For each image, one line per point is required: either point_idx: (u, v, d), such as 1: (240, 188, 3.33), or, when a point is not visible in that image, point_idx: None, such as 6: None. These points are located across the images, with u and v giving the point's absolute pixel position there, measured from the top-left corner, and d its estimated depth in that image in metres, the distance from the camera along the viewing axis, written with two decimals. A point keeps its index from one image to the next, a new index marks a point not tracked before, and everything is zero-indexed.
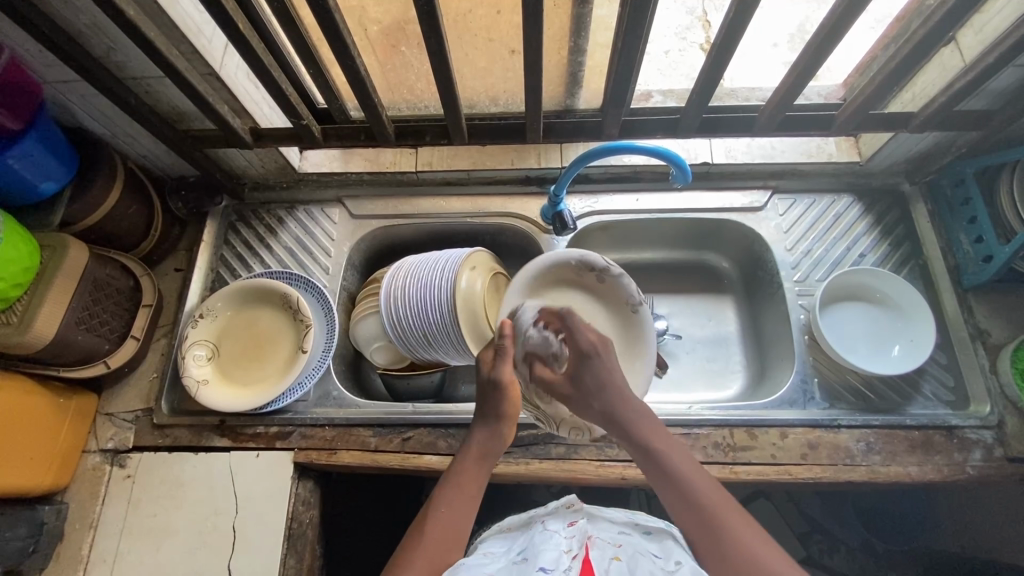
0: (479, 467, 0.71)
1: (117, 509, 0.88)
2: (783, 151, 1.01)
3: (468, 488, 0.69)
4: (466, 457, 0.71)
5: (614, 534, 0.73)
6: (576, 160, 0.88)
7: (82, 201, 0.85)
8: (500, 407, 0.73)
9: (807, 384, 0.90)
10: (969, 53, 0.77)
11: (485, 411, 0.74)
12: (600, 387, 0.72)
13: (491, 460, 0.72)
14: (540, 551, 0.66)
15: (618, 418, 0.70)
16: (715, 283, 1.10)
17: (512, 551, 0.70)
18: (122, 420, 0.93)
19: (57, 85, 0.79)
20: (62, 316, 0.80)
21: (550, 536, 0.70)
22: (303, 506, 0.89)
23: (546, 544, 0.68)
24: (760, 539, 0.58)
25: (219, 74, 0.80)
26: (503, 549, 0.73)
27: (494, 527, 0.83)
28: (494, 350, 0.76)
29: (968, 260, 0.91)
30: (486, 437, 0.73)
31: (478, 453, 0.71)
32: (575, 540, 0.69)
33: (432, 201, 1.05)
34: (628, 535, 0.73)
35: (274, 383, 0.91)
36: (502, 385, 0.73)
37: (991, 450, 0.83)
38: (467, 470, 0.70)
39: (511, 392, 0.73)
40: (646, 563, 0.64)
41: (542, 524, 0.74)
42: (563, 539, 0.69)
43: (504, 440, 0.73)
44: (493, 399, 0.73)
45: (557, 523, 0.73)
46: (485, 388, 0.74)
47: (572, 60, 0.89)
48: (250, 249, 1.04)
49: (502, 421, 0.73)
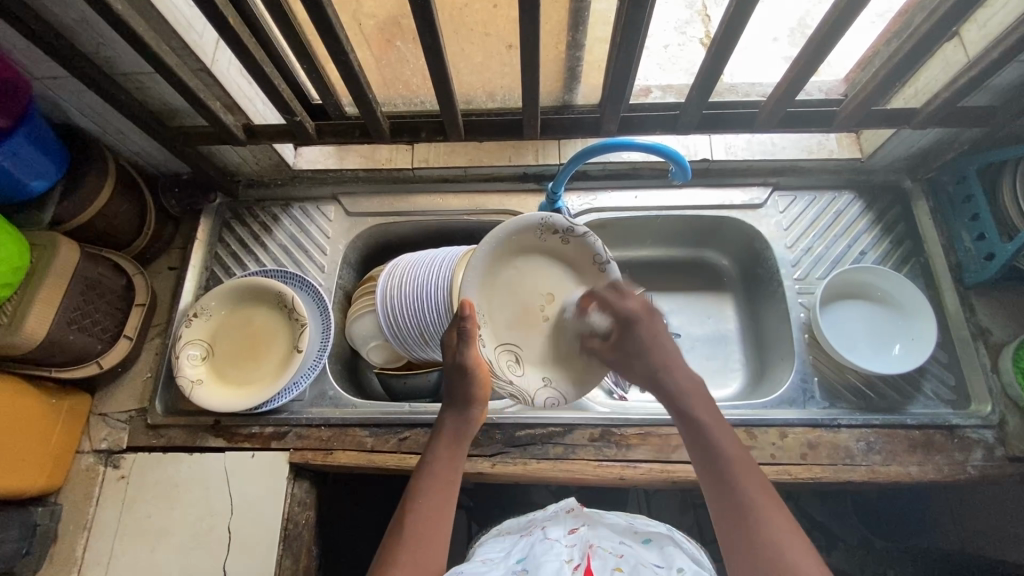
0: (452, 453, 0.72)
1: (111, 511, 0.88)
2: (783, 147, 1.00)
3: (444, 473, 0.70)
4: (438, 444, 0.72)
5: (614, 542, 0.75)
6: (574, 158, 0.87)
7: (74, 199, 0.84)
8: (468, 390, 0.74)
9: (807, 383, 0.89)
10: (973, 49, 0.76)
11: (454, 396, 0.75)
12: (642, 350, 0.76)
13: (463, 444, 0.73)
14: (542, 562, 0.70)
15: (665, 388, 0.73)
16: (715, 280, 1.09)
17: (512, 558, 0.74)
18: (116, 420, 0.92)
19: (47, 82, 0.78)
20: (54, 317, 0.79)
21: (550, 546, 0.73)
22: (299, 506, 0.88)
23: (546, 554, 0.72)
24: (797, 538, 0.57)
25: (210, 70, 0.78)
26: (503, 554, 0.76)
27: (494, 530, 0.86)
28: (457, 330, 0.74)
29: (970, 257, 0.90)
30: (457, 420, 0.74)
31: (450, 438, 0.73)
32: (575, 550, 0.73)
33: (429, 198, 1.04)
34: (629, 543, 0.75)
35: (269, 383, 0.90)
36: (469, 367, 0.73)
37: (992, 450, 0.83)
38: (441, 456, 0.71)
39: (477, 372, 0.74)
40: (644, 574, 0.68)
41: (543, 532, 0.77)
42: (563, 549, 0.73)
43: (473, 423, 0.75)
44: (460, 382, 0.74)
45: (557, 533, 0.76)
46: (451, 373, 0.75)
47: (571, 55, 0.88)
48: (245, 247, 1.03)
49: (472, 403, 0.75)
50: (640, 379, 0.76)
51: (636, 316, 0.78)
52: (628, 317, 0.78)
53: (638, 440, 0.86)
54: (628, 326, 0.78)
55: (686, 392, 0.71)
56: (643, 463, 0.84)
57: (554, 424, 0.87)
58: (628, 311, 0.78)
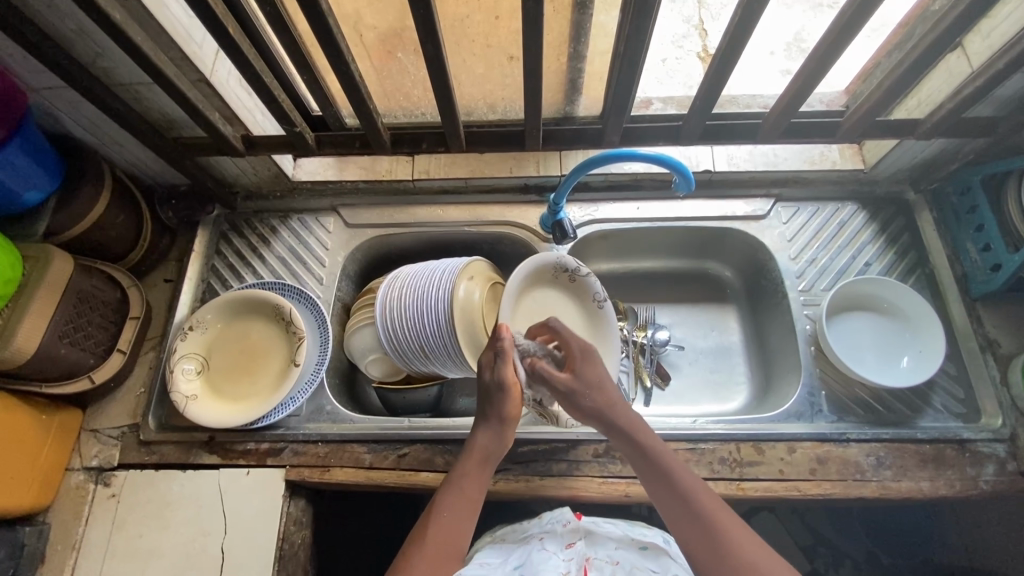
0: (481, 474, 0.70)
1: (100, 530, 0.85)
2: (786, 158, 0.99)
3: (469, 486, 0.69)
4: (470, 460, 0.71)
5: (610, 551, 0.73)
6: (575, 169, 0.86)
7: (68, 211, 0.83)
8: (502, 407, 0.72)
9: (814, 397, 0.88)
10: (977, 59, 0.76)
11: (487, 413, 0.73)
12: (593, 390, 0.73)
13: (492, 465, 0.71)
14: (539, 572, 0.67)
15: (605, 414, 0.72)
16: (719, 292, 1.08)
17: (509, 565, 0.71)
18: (108, 437, 0.90)
19: (45, 92, 0.77)
20: (45, 330, 0.77)
21: (547, 557, 0.70)
22: (295, 526, 0.85)
23: (542, 565, 0.69)
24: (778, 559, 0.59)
25: (209, 80, 0.78)
26: (500, 560, 0.73)
27: (490, 537, 0.82)
28: (492, 352, 0.75)
29: (976, 269, 0.89)
30: (490, 440, 0.72)
31: (479, 456, 0.71)
32: (573, 564, 0.70)
33: (429, 210, 1.03)
34: (625, 551, 0.73)
35: (265, 397, 0.88)
36: (505, 385, 0.72)
37: (1004, 465, 0.81)
38: (469, 473, 0.70)
39: (514, 391, 0.72)
40: None
41: (540, 542, 0.73)
42: (560, 562, 0.69)
43: (506, 442, 0.73)
44: (496, 400, 0.72)
45: (554, 544, 0.72)
46: (486, 390, 0.73)
47: (571, 67, 0.87)
48: (242, 259, 1.01)
49: (505, 422, 0.73)
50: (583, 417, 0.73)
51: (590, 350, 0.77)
52: (584, 350, 0.77)
53: None
54: (582, 363, 0.76)
55: (628, 418, 0.72)
56: None
57: (557, 439, 0.85)
58: (578, 345, 0.77)
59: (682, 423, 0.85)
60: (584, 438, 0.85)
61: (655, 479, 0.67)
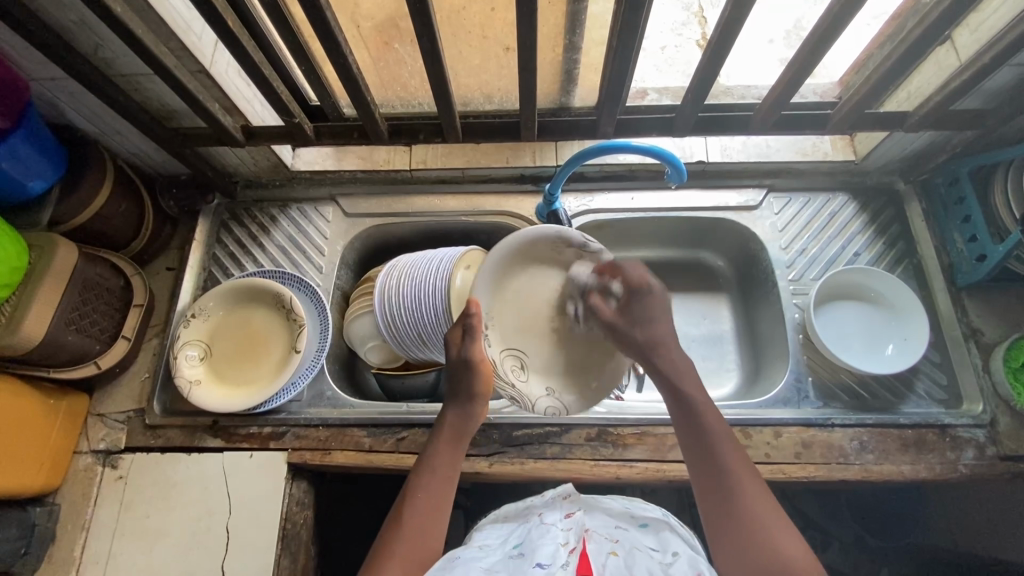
0: (454, 452, 0.72)
1: (109, 511, 0.88)
2: (778, 149, 1.01)
3: (442, 467, 0.71)
4: (441, 443, 0.72)
5: (608, 526, 0.74)
6: (570, 160, 0.87)
7: (70, 201, 0.84)
8: (470, 385, 0.73)
9: (802, 383, 0.90)
10: (965, 52, 0.77)
11: (458, 391, 0.74)
12: (643, 321, 0.74)
13: (465, 440, 0.74)
14: (539, 546, 0.67)
15: (654, 362, 0.72)
16: (711, 281, 1.10)
17: (509, 543, 0.71)
18: (114, 421, 0.93)
19: (46, 83, 0.78)
20: (52, 317, 0.79)
21: (546, 531, 0.70)
22: (297, 506, 0.88)
23: (543, 538, 0.68)
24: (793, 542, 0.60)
25: (209, 72, 0.79)
26: (501, 540, 0.73)
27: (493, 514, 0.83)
28: (462, 328, 0.76)
29: (962, 259, 0.91)
30: (460, 416, 0.74)
31: (450, 435, 0.73)
32: (572, 534, 0.69)
33: (427, 199, 1.05)
34: (623, 528, 0.75)
35: (267, 382, 0.90)
36: (474, 363, 0.73)
37: (983, 449, 0.84)
38: (441, 451, 0.72)
39: (481, 368, 0.73)
40: (639, 559, 0.68)
41: (539, 518, 0.74)
42: (560, 534, 0.69)
43: (476, 418, 0.75)
44: (463, 377, 0.73)
45: (554, 517, 0.73)
46: (456, 368, 0.74)
47: (567, 58, 0.88)
48: (242, 248, 1.03)
49: (475, 400, 0.74)
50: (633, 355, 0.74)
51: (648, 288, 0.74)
52: (641, 287, 0.74)
53: (635, 440, 0.86)
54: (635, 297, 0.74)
55: (675, 362, 0.72)
56: (639, 462, 0.85)
57: (551, 424, 0.88)
58: (641, 278, 0.75)
59: None
60: (576, 423, 0.88)
61: (688, 426, 0.68)
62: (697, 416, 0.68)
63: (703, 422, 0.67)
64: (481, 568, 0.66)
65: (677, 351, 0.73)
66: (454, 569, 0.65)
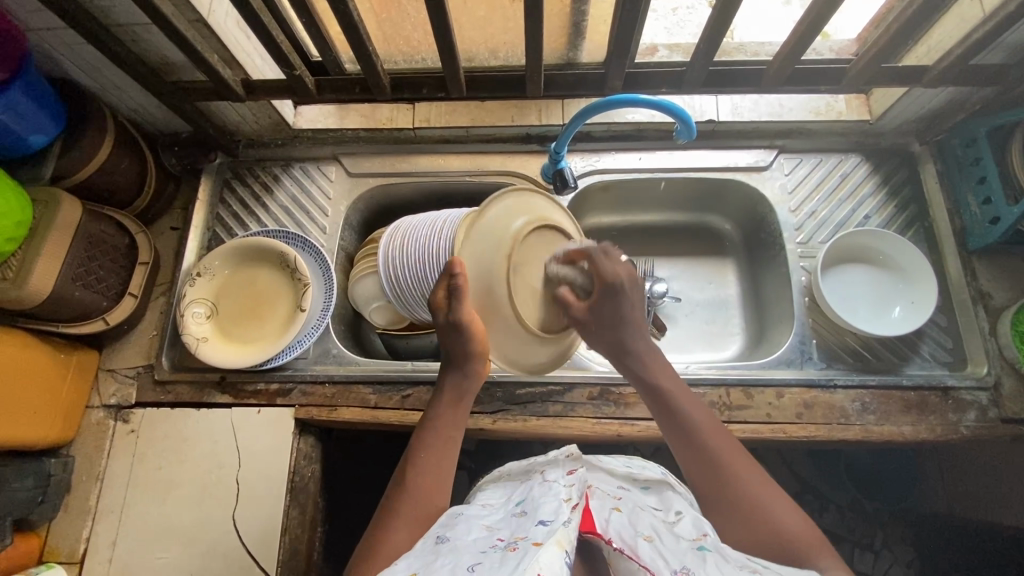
0: (455, 413, 0.72)
1: (123, 462, 0.90)
2: (792, 108, 0.97)
3: (443, 429, 0.70)
4: (444, 410, 0.71)
5: (613, 487, 0.72)
6: (577, 116, 0.85)
7: (71, 158, 0.83)
8: (465, 347, 0.70)
9: (806, 344, 0.90)
10: (990, 2, 0.74)
11: (454, 354, 0.72)
12: (623, 321, 0.71)
13: (464, 405, 0.73)
14: (540, 504, 0.62)
15: (631, 366, 0.72)
16: (716, 245, 1.09)
17: (511, 501, 0.68)
18: (124, 376, 0.94)
19: (42, 34, 0.77)
20: (58, 272, 0.79)
21: (549, 487, 0.65)
22: (305, 460, 0.90)
23: (545, 497, 0.63)
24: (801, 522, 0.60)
25: (207, 21, 0.76)
26: (504, 499, 0.70)
27: (494, 474, 0.82)
28: (445, 289, 0.69)
29: (975, 222, 0.89)
30: (459, 379, 0.73)
31: (452, 396, 0.72)
32: (575, 490, 0.64)
33: (430, 159, 1.03)
34: (625, 488, 0.72)
35: (274, 340, 0.91)
36: (464, 324, 0.69)
37: (985, 411, 0.84)
38: (443, 412, 0.72)
39: (471, 329, 0.69)
40: (643, 516, 0.64)
41: (542, 476, 0.70)
42: (562, 489, 0.64)
43: (476, 380, 0.73)
44: (457, 340, 0.70)
45: (556, 475, 0.68)
46: (449, 330, 0.70)
47: (576, 9, 0.85)
48: (246, 207, 1.02)
49: (472, 359, 0.72)
50: (605, 350, 0.73)
51: (620, 285, 0.70)
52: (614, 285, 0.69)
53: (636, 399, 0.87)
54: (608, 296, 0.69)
55: (648, 360, 0.72)
56: (640, 420, 0.86)
57: (554, 383, 0.89)
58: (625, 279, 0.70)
59: (675, 368, 0.88)
60: (578, 382, 0.89)
61: (673, 426, 0.68)
62: (681, 415, 0.68)
63: (689, 423, 0.67)
64: (484, 525, 0.63)
65: (640, 338, 0.72)
66: (456, 526, 0.62)
